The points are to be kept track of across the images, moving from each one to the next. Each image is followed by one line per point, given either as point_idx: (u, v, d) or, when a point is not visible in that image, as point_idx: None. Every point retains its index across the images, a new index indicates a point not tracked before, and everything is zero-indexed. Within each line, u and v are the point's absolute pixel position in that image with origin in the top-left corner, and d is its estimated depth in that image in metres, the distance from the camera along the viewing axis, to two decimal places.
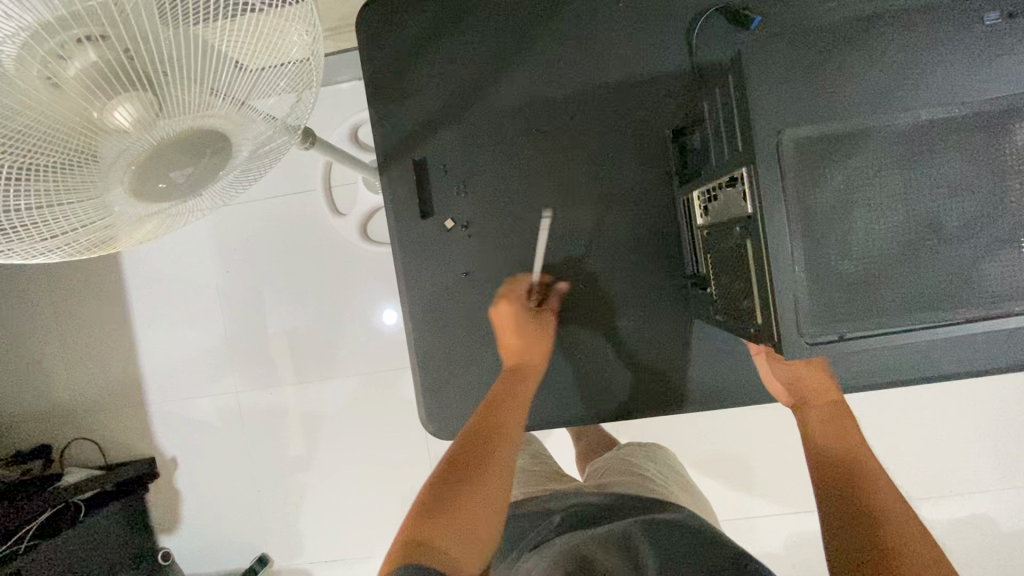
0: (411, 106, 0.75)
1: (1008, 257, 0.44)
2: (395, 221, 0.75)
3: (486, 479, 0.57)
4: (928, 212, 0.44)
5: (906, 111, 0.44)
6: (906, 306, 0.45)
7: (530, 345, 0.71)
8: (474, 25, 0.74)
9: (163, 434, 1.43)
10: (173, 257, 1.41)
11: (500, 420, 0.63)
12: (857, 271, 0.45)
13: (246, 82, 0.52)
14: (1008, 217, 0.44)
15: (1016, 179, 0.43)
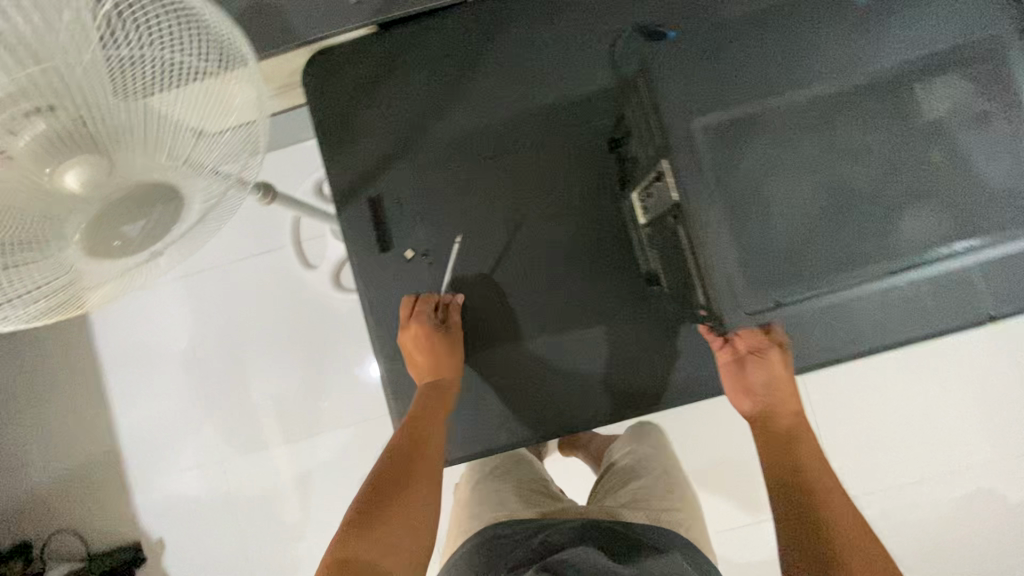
0: (362, 146, 0.78)
1: (916, 209, 0.49)
2: (357, 257, 0.77)
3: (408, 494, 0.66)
4: (830, 186, 0.50)
5: (793, 99, 0.53)
6: (830, 269, 0.50)
7: (444, 367, 0.74)
8: (412, 68, 0.78)
9: (147, 515, 1.38)
10: (147, 329, 1.41)
11: (421, 440, 0.69)
12: (780, 241, 0.51)
13: (187, 138, 0.54)
14: (906, 174, 0.50)
15: (906, 142, 0.50)
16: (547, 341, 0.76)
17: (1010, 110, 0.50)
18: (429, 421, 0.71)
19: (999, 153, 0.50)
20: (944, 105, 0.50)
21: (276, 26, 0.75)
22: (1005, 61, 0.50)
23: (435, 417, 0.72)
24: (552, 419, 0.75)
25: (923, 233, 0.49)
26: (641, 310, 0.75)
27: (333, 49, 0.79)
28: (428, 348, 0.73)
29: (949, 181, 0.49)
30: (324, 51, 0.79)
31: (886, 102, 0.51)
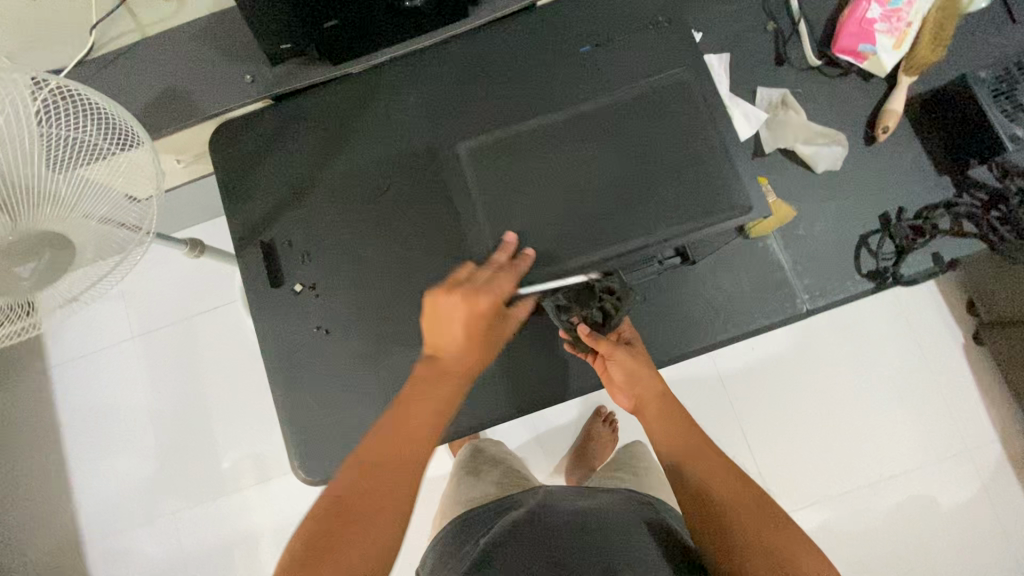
0: (257, 198, 0.91)
1: (621, 206, 0.73)
2: (252, 294, 0.88)
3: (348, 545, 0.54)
4: (612, 175, 0.74)
5: (548, 123, 0.77)
6: (602, 232, 0.73)
7: (473, 327, 0.67)
8: (300, 131, 0.92)
9: (94, 568, 1.41)
10: (101, 383, 1.49)
11: (407, 430, 0.62)
12: (531, 224, 0.74)
13: (71, 194, 0.68)
14: (615, 182, 0.74)
15: (614, 155, 0.74)
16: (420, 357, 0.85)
17: (689, 138, 0.74)
18: (389, 441, 0.61)
19: (725, 164, 0.74)
20: (666, 129, 0.74)
21: (186, 106, 0.91)
22: (688, 103, 0.75)
23: (447, 395, 0.65)
24: None
25: (667, 213, 0.73)
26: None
27: (233, 119, 0.94)
28: (470, 308, 0.67)
29: (689, 179, 0.73)
30: (226, 122, 0.94)
31: (606, 124, 0.76)
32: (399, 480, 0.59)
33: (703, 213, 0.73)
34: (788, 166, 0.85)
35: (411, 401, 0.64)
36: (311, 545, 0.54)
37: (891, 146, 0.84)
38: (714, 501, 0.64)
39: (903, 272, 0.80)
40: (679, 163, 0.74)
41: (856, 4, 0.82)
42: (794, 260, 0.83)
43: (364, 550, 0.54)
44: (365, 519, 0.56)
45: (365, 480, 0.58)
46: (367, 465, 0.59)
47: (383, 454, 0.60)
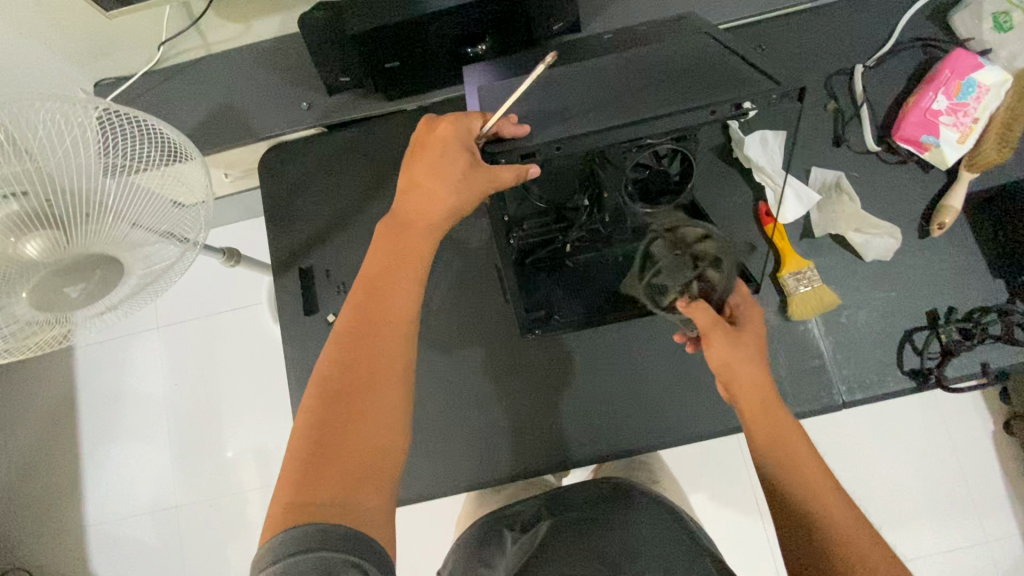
0: (300, 225, 0.92)
1: (656, 86, 0.60)
2: (285, 319, 0.88)
3: (362, 410, 0.50)
4: (610, 82, 0.62)
5: (571, 58, 0.70)
6: (602, 117, 0.58)
7: (447, 184, 0.59)
8: (350, 164, 0.94)
9: (97, 554, 1.43)
10: (124, 371, 1.52)
11: (371, 331, 0.54)
12: (549, 112, 0.61)
13: (133, 211, 0.68)
14: (649, 75, 0.62)
15: (643, 63, 0.64)
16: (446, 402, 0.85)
17: (727, 48, 0.65)
18: (387, 281, 0.57)
19: (738, 61, 0.62)
20: (704, 44, 0.65)
21: (241, 126, 0.93)
22: (719, 33, 0.68)
23: (411, 279, 0.58)
24: (444, 475, 0.83)
25: (680, 96, 0.58)
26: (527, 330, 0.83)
27: (286, 144, 0.95)
28: (431, 169, 0.60)
29: (701, 71, 0.60)
30: (278, 145, 0.95)
31: (632, 51, 0.67)
32: (382, 382, 0.52)
33: (724, 89, 0.57)
34: (838, 252, 0.83)
35: (367, 305, 0.55)
36: (303, 478, 0.47)
37: (946, 241, 0.82)
38: (824, 536, 0.53)
39: (948, 376, 0.78)
40: (686, 65, 0.62)
41: (924, 92, 0.82)
42: (835, 348, 0.81)
43: (374, 465, 0.49)
44: (361, 430, 0.50)
45: (340, 394, 0.51)
46: (333, 386, 0.51)
47: (346, 367, 0.52)
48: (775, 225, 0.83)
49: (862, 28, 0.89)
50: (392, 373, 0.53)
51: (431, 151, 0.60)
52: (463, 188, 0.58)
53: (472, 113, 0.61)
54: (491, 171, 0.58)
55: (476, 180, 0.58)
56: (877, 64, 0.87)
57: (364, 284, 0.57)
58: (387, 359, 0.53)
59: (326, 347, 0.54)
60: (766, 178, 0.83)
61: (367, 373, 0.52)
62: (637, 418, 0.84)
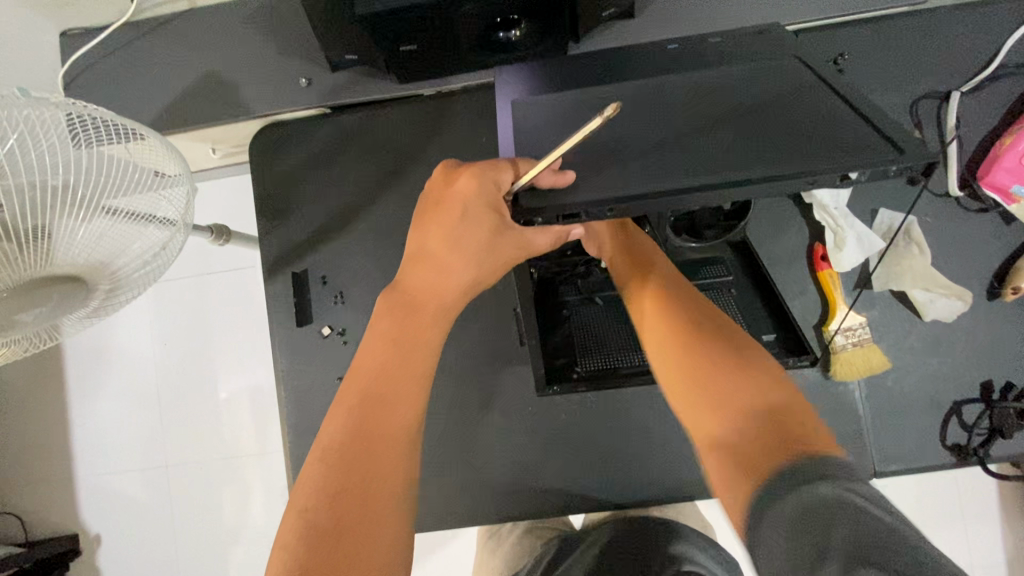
0: (297, 222, 0.82)
1: (735, 133, 0.47)
2: (275, 327, 0.80)
3: (360, 547, 0.42)
4: (677, 120, 0.50)
5: (626, 73, 0.57)
6: (664, 176, 0.46)
7: (466, 257, 0.54)
8: (355, 154, 0.82)
9: (85, 510, 1.42)
10: (109, 329, 1.44)
11: (368, 449, 0.46)
12: (600, 155, 0.49)
13: (103, 200, 0.61)
14: (727, 114, 0.49)
15: (718, 91, 0.51)
16: (447, 431, 0.78)
17: (825, 80, 0.51)
18: (392, 382, 0.50)
19: (842, 105, 0.48)
20: (794, 72, 0.52)
21: (230, 101, 0.80)
22: (814, 56, 0.54)
23: (416, 380, 0.51)
24: (439, 511, 0.77)
25: (768, 154, 0.45)
26: (542, 388, 0.74)
27: (282, 124, 0.83)
28: (448, 240, 0.54)
29: (795, 118, 0.47)
30: (273, 125, 0.83)
31: (706, 70, 0.54)
32: (381, 518, 0.44)
33: (829, 152, 0.44)
34: (894, 308, 0.74)
35: (364, 416, 0.48)
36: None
37: (1015, 307, 0.73)
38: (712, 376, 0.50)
39: (993, 454, 0.71)
40: (769, 103, 0.49)
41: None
42: (876, 414, 0.73)
43: None
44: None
45: (330, 531, 0.42)
46: (320, 521, 0.43)
47: (335, 497, 0.44)
48: (830, 273, 0.74)
49: (963, 43, 0.75)
50: (391, 502, 0.46)
51: (449, 216, 0.54)
52: (488, 260, 0.53)
53: (499, 163, 0.51)
54: (524, 236, 0.52)
55: (501, 249, 0.53)
56: (973, 91, 0.75)
57: (359, 390, 0.49)
58: (387, 486, 0.46)
59: (308, 469, 0.46)
60: (827, 216, 0.74)
61: (365, 500, 0.44)
62: (648, 472, 0.75)
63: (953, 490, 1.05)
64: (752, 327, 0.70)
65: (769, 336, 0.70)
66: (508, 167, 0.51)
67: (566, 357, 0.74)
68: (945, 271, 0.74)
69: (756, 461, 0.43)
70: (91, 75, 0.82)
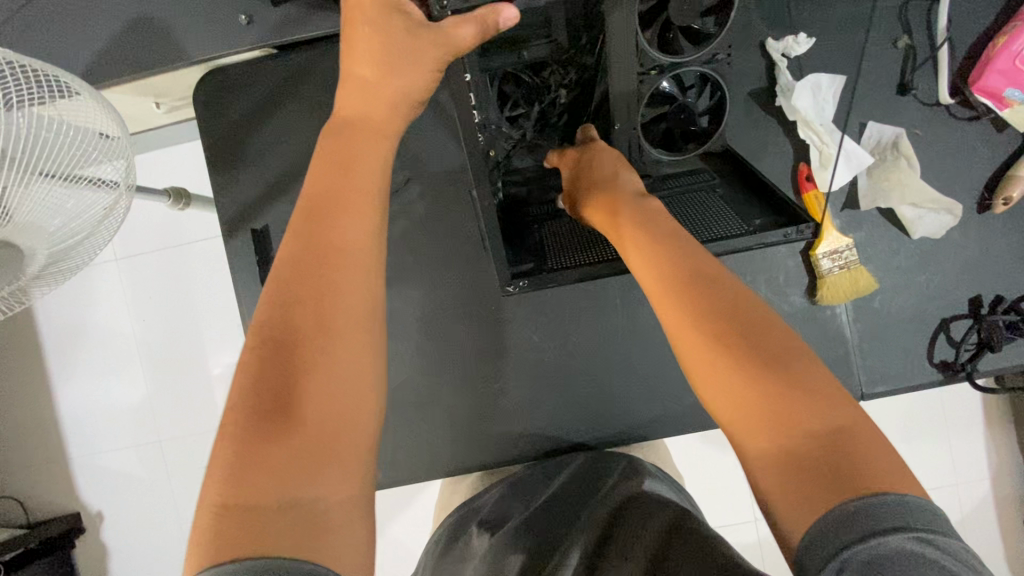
0: (250, 175, 0.77)
1: None
2: (240, 288, 0.76)
3: (320, 355, 0.42)
4: None
5: None
6: None
7: (393, 70, 0.52)
8: (305, 98, 0.77)
9: (84, 489, 1.42)
10: (80, 308, 1.40)
11: (311, 271, 0.45)
12: None
13: (29, 161, 0.56)
14: None
15: None
16: (429, 382, 0.76)
17: None
18: (348, 198, 0.48)
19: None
20: None
21: (167, 45, 0.73)
22: None
23: (366, 198, 0.49)
24: (428, 461, 0.76)
25: None
26: (507, 286, 0.71)
27: (225, 69, 0.77)
28: (374, 52, 0.52)
29: None
30: (216, 70, 0.77)
31: None
32: (338, 345, 0.42)
33: None
34: (881, 228, 0.71)
35: (313, 238, 0.46)
36: (239, 464, 0.38)
37: (1006, 218, 0.71)
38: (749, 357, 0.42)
39: (980, 369, 0.70)
40: None
41: (1019, 32, 0.65)
42: (864, 337, 0.72)
43: (338, 434, 0.41)
44: (315, 393, 0.40)
45: (282, 349, 0.42)
46: (277, 336, 0.42)
47: (287, 312, 0.43)
48: (814, 195, 0.69)
49: None
50: (348, 316, 0.44)
51: (362, 34, 0.53)
52: (410, 59, 0.51)
53: None
54: (444, 33, 0.49)
55: (422, 48, 0.51)
56: None
57: (303, 214, 0.48)
58: (344, 303, 0.44)
59: (264, 293, 0.45)
60: (813, 132, 0.70)
61: (321, 310, 0.43)
62: (634, 410, 0.74)
63: (937, 410, 1.06)
64: (738, 213, 0.67)
65: (758, 220, 0.66)
66: None
67: (534, 261, 0.71)
68: (934, 185, 0.71)
69: (817, 468, 0.37)
70: (11, 25, 0.74)
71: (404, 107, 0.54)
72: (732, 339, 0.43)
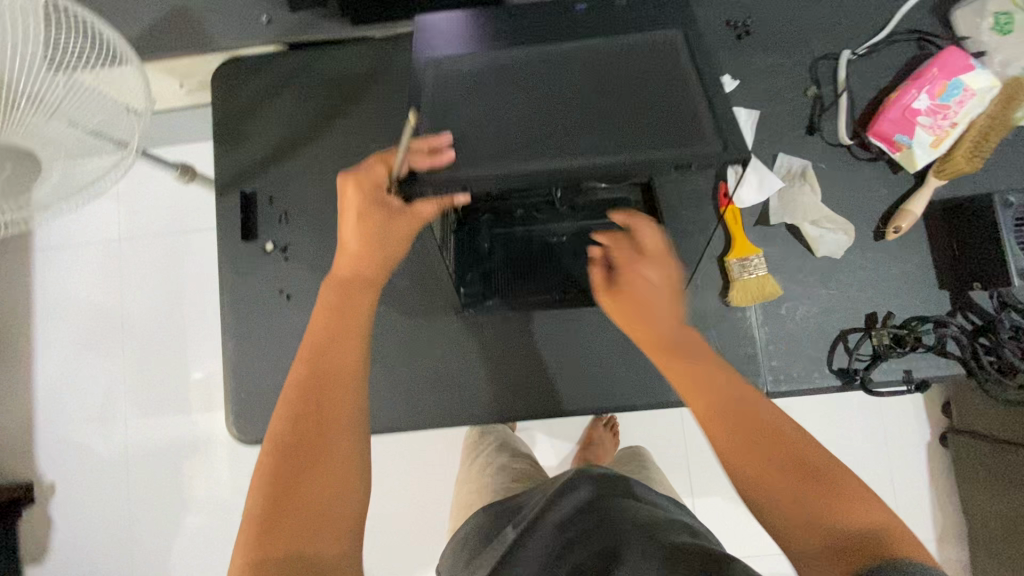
0: (246, 149, 0.88)
1: (591, 119, 0.57)
2: (222, 244, 0.86)
3: (322, 461, 0.55)
4: (558, 95, 0.59)
5: (520, 97, 0.59)
6: (534, 149, 0.56)
7: (375, 246, 0.66)
8: (303, 90, 0.89)
9: (42, 457, 1.44)
10: (75, 279, 1.49)
11: (319, 386, 0.59)
12: (495, 125, 0.58)
13: (53, 99, 0.66)
14: (589, 112, 0.57)
15: (583, 83, 0.60)
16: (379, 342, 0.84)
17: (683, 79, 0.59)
18: (345, 331, 0.62)
19: (702, 98, 0.57)
20: (654, 60, 0.60)
21: (194, 34, 0.87)
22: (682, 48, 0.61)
23: (356, 331, 0.63)
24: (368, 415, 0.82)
25: (618, 137, 0.56)
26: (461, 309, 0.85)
27: (241, 59, 0.90)
28: (356, 230, 0.67)
29: (640, 104, 0.58)
30: (234, 60, 0.90)
31: (580, 123, 0.57)
32: (334, 449, 0.56)
33: (672, 137, 0.56)
34: (789, 243, 0.81)
35: (318, 365, 0.60)
36: (262, 537, 0.52)
37: (899, 246, 0.80)
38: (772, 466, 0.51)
39: (874, 377, 0.77)
40: (630, 87, 0.59)
41: (907, 89, 0.77)
42: (771, 340, 0.80)
43: (329, 515, 0.54)
44: (313, 487, 0.54)
45: (291, 448, 0.56)
46: (285, 443, 0.56)
47: (296, 421, 0.57)
48: (731, 208, 0.80)
49: (860, 11, 0.84)
50: (341, 419, 0.58)
51: (347, 220, 0.67)
52: (385, 239, 0.66)
53: (374, 168, 0.65)
54: (413, 214, 0.63)
55: (398, 228, 0.65)
56: (865, 54, 0.83)
57: (310, 344, 0.61)
58: (337, 404, 0.58)
59: (276, 408, 0.59)
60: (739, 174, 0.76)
61: (321, 418, 0.57)
62: None
63: None
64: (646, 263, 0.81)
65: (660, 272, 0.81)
66: (382, 168, 0.64)
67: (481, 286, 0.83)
68: (835, 211, 0.81)
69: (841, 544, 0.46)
70: None
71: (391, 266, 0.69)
72: (763, 441, 0.52)
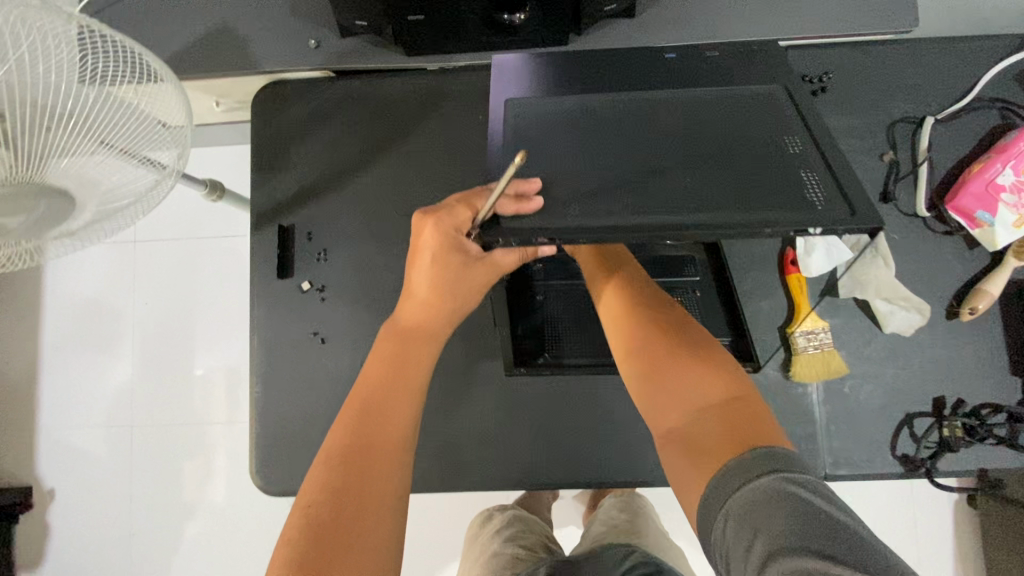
0: (286, 177, 0.84)
1: (692, 178, 0.52)
2: (256, 278, 0.81)
3: (360, 537, 0.49)
4: (652, 152, 0.54)
5: (611, 153, 0.54)
6: (629, 209, 0.51)
7: (446, 296, 0.65)
8: (350, 117, 0.85)
9: (42, 463, 1.39)
10: (87, 281, 1.44)
11: (362, 452, 0.54)
12: (583, 181, 0.53)
13: (99, 130, 0.60)
14: (689, 171, 0.52)
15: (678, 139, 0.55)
16: None
17: (791, 138, 0.54)
18: (394, 393, 0.59)
19: (816, 160, 0.52)
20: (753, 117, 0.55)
21: (237, 53, 0.81)
22: (784, 105, 0.57)
23: (407, 391, 0.60)
24: None
25: (726, 199, 0.50)
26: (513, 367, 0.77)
27: (287, 82, 0.85)
28: (427, 275, 0.65)
29: (744, 166, 0.52)
30: (278, 82, 0.85)
31: (681, 183, 0.52)
32: (371, 516, 0.51)
33: (786, 199, 0.50)
34: (854, 317, 0.77)
35: (361, 431, 0.56)
36: None
37: (971, 328, 0.76)
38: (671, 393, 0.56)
39: (940, 467, 0.74)
40: (730, 145, 0.54)
41: (991, 162, 0.73)
42: (830, 419, 0.75)
43: None
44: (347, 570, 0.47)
45: (328, 523, 0.49)
46: (319, 516, 0.49)
47: (334, 492, 0.51)
48: (798, 277, 0.76)
49: (945, 74, 0.79)
50: (383, 489, 0.53)
51: (419, 262, 0.65)
52: (460, 288, 0.65)
53: (454, 211, 0.62)
54: (491, 263, 0.64)
55: (473, 275, 0.65)
56: (947, 120, 0.79)
57: (356, 404, 0.58)
58: (381, 473, 0.54)
59: (312, 471, 0.54)
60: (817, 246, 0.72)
61: (364, 486, 0.52)
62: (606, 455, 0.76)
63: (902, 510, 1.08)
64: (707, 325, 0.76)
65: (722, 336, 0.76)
66: (464, 211, 0.62)
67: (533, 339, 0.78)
68: (905, 286, 0.77)
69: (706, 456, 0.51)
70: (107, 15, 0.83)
71: (456, 318, 0.68)
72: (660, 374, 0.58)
